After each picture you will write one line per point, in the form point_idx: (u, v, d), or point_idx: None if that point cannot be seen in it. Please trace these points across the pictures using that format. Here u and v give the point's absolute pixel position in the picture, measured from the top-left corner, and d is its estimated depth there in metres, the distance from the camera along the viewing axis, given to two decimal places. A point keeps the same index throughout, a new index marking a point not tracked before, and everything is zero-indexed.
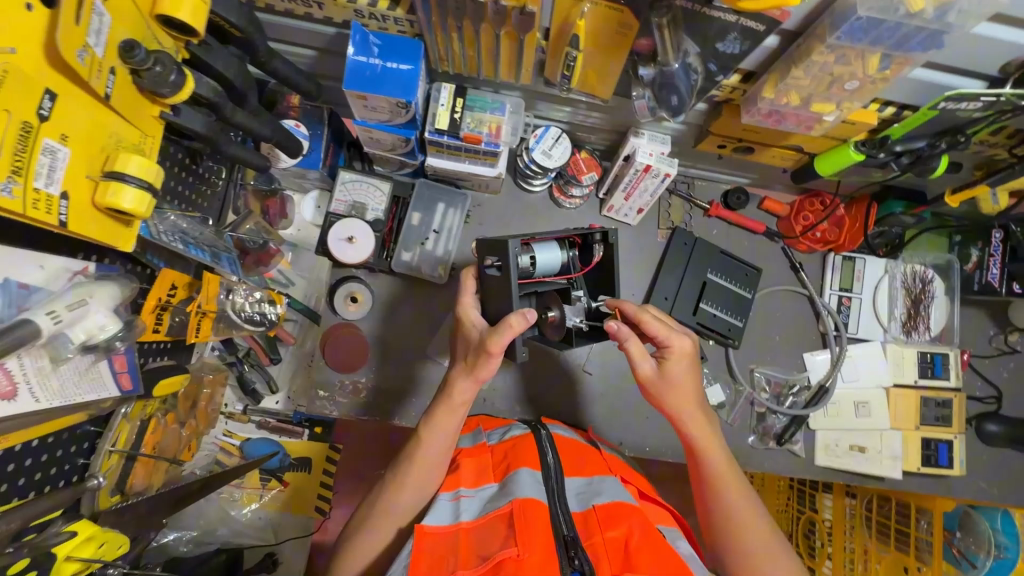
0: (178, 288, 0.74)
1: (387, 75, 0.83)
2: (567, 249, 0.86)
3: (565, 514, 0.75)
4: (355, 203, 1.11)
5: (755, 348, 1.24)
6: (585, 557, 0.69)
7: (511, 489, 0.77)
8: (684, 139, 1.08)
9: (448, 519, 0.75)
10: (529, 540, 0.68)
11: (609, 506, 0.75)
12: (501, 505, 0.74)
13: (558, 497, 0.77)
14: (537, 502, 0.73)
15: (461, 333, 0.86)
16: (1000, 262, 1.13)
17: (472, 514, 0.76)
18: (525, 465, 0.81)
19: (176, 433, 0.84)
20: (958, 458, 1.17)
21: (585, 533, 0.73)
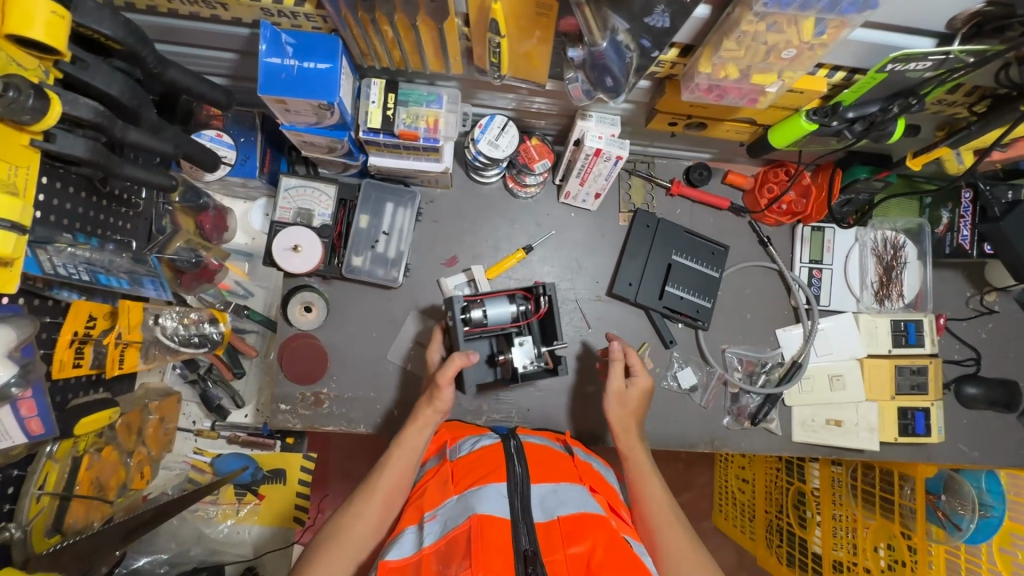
0: (97, 319, 0.73)
1: (304, 76, 0.78)
2: (516, 302, 1.00)
3: (527, 528, 0.71)
4: (300, 210, 1.06)
5: (726, 328, 1.20)
6: (542, 571, 0.65)
7: (471, 505, 0.73)
8: (636, 119, 1.03)
9: (410, 549, 0.72)
10: (486, 562, 0.64)
11: (572, 517, 0.71)
12: (460, 524, 0.71)
13: (521, 509, 0.73)
14: (497, 519, 0.70)
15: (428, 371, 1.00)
16: (970, 223, 1.10)
17: (433, 537, 0.72)
18: (490, 479, 0.78)
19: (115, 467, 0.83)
20: (935, 425, 1.15)
21: (547, 545, 0.69)
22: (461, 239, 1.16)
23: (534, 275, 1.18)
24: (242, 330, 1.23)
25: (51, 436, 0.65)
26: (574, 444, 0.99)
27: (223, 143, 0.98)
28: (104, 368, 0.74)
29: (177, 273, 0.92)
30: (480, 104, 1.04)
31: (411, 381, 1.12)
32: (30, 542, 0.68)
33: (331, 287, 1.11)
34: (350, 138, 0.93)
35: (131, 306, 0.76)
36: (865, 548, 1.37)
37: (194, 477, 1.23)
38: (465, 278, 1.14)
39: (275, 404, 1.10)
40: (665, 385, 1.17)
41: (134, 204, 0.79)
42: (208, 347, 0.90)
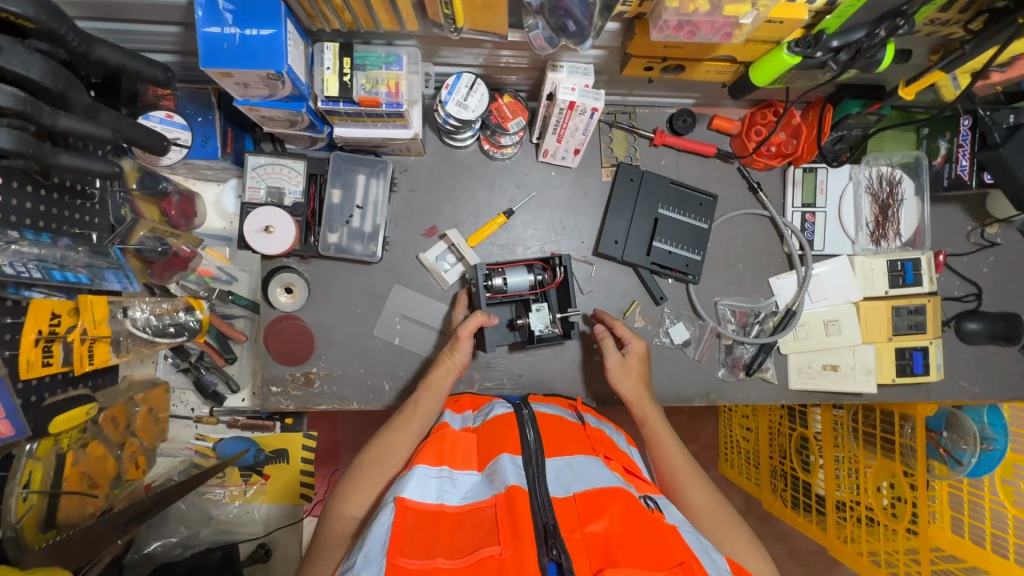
0: (62, 316, 0.70)
1: (247, 45, 0.74)
2: (535, 271, 1.06)
3: (545, 501, 0.70)
4: (270, 188, 1.03)
5: (718, 280, 1.17)
6: (562, 545, 0.64)
7: (494, 479, 0.74)
8: (610, 67, 0.97)
9: (431, 498, 0.72)
10: (512, 538, 0.65)
11: (590, 492, 0.71)
12: (484, 497, 0.72)
13: (539, 482, 0.73)
14: (519, 490, 0.69)
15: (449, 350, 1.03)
16: (969, 152, 1.05)
17: (455, 501, 0.73)
18: (507, 452, 0.78)
19: (104, 459, 0.83)
20: (934, 363, 1.13)
21: (565, 521, 0.68)
22: (440, 208, 1.13)
23: (517, 239, 1.15)
24: (230, 316, 1.22)
25: (22, 437, 0.64)
26: (585, 411, 1.00)
27: (174, 123, 0.93)
28: (75, 365, 0.73)
29: (147, 262, 0.89)
30: (445, 63, 0.98)
31: (401, 355, 1.11)
32: (23, 539, 0.68)
33: (310, 267, 1.09)
34: (310, 109, 0.89)
35: (93, 299, 0.74)
36: (868, 487, 1.39)
37: (198, 462, 1.25)
38: (443, 246, 1.11)
39: (266, 387, 1.09)
40: (658, 342, 1.15)
41: (91, 195, 0.78)
42: (184, 335, 0.93)
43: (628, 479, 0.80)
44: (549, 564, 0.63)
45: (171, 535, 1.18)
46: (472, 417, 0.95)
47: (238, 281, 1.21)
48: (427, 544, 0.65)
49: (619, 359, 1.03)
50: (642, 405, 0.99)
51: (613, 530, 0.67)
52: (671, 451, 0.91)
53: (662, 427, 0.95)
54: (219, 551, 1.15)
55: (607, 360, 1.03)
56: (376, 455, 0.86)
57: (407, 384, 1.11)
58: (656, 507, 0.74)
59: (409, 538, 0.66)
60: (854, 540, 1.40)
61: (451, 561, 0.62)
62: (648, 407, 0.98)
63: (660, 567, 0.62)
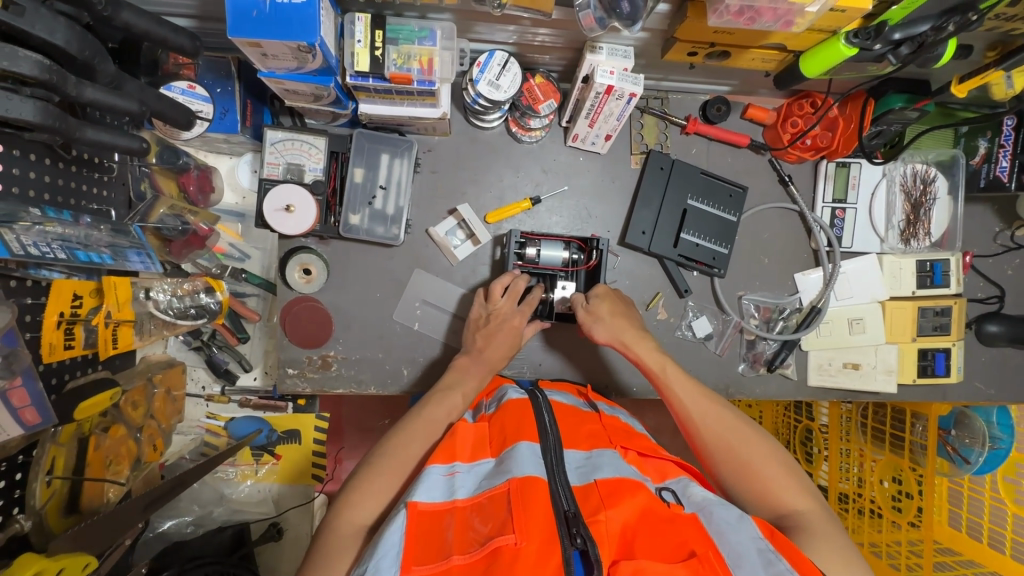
0: (83, 297, 0.69)
1: (278, 13, 0.69)
2: (570, 250, 1.07)
3: (564, 491, 0.70)
4: (289, 165, 0.99)
5: (743, 274, 1.16)
6: (586, 533, 0.63)
7: (508, 467, 0.73)
8: (650, 50, 0.93)
9: (441, 495, 0.71)
10: (528, 528, 0.63)
11: (611, 481, 0.71)
12: (497, 484, 0.71)
13: (556, 472, 0.73)
14: (538, 481, 0.69)
15: (492, 342, 0.98)
16: (1010, 153, 1.02)
17: (467, 491, 0.72)
18: (524, 439, 0.78)
19: (124, 442, 0.82)
20: (955, 366, 1.14)
21: (586, 507, 0.68)
22: (464, 191, 1.09)
23: (542, 226, 1.12)
24: (242, 294, 1.20)
25: (49, 424, 0.64)
26: (597, 399, 1.00)
27: (196, 95, 0.89)
28: (99, 348, 0.72)
29: (166, 240, 0.85)
30: (478, 39, 0.93)
31: (420, 341, 1.09)
32: (48, 526, 0.69)
33: (330, 248, 1.06)
34: (337, 84, 0.84)
35: (117, 282, 0.71)
36: (871, 480, 1.42)
37: (210, 441, 1.23)
38: (453, 222, 1.08)
39: (281, 369, 1.07)
40: (680, 335, 1.14)
41: (109, 168, 0.74)
42: (205, 318, 0.91)
43: (643, 468, 0.79)
44: (574, 554, 0.63)
45: (185, 513, 1.18)
46: (487, 405, 0.93)
47: (251, 258, 1.17)
48: (441, 542, 0.64)
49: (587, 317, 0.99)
50: (642, 348, 0.96)
51: (630, 522, 0.67)
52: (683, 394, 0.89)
53: (670, 366, 0.92)
54: (231, 529, 1.15)
55: (579, 316, 1.01)
56: (401, 443, 0.82)
57: (426, 371, 1.09)
58: (675, 498, 0.73)
59: (419, 541, 0.64)
60: (854, 531, 1.43)
61: (466, 557, 0.62)
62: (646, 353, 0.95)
63: (673, 560, 0.62)
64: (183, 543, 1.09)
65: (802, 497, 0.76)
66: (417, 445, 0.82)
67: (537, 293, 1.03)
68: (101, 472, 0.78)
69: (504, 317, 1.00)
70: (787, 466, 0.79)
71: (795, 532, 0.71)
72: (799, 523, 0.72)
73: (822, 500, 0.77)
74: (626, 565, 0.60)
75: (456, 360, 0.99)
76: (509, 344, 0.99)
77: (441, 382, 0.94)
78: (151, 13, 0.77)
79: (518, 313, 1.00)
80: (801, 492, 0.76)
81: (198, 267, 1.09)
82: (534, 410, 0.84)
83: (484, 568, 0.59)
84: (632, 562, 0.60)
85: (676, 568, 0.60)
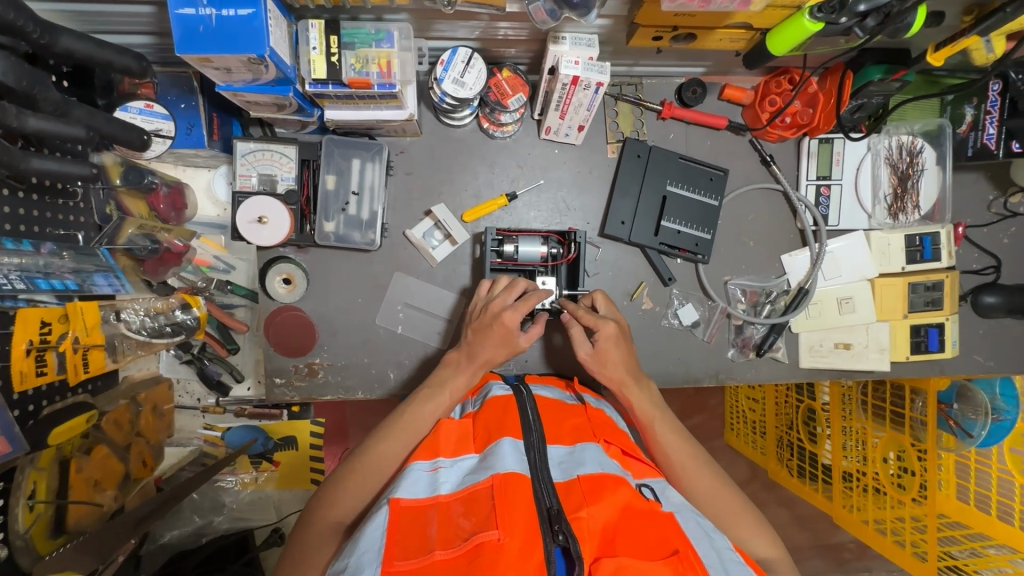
0: (52, 324, 0.69)
1: (222, 27, 0.68)
2: (549, 244, 1.04)
3: (547, 489, 0.70)
4: (262, 176, 0.99)
5: (729, 258, 1.14)
6: (568, 530, 0.63)
7: (491, 462, 0.72)
8: (615, 37, 0.91)
9: (424, 492, 0.71)
10: (510, 523, 0.63)
11: (593, 477, 0.70)
12: (480, 480, 0.70)
13: (540, 469, 0.72)
14: (520, 478, 0.69)
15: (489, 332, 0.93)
16: (997, 119, 0.98)
17: (450, 487, 0.71)
18: (507, 435, 0.77)
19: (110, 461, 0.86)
20: (950, 340, 1.11)
21: (569, 504, 0.67)
22: (438, 191, 1.08)
23: (520, 221, 1.11)
24: (230, 306, 1.17)
25: (21, 451, 0.64)
26: (583, 391, 0.99)
27: (155, 114, 0.88)
28: (70, 374, 0.72)
29: (138, 259, 0.88)
30: (439, 36, 0.92)
31: (405, 344, 1.09)
32: (34, 547, 0.71)
33: (308, 256, 1.06)
34: (297, 93, 0.83)
35: (83, 307, 0.72)
36: (874, 457, 1.38)
37: (209, 450, 1.25)
38: (430, 223, 1.07)
39: (270, 378, 1.08)
40: (666, 324, 1.13)
41: (73, 193, 0.75)
42: (183, 334, 0.94)
43: (626, 464, 0.79)
44: (555, 550, 0.63)
45: (186, 524, 1.21)
46: (472, 402, 0.93)
47: (236, 270, 1.16)
48: (423, 537, 0.64)
49: (591, 350, 0.96)
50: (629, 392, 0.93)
51: (611, 518, 0.66)
52: (669, 442, 0.88)
53: (657, 415, 0.91)
54: (234, 535, 1.18)
55: (580, 353, 0.97)
56: (385, 442, 0.82)
57: (412, 372, 1.09)
58: (653, 495, 0.73)
59: (401, 537, 0.64)
60: (858, 509, 1.40)
61: (447, 551, 0.61)
62: (634, 392, 0.93)
63: (656, 556, 0.62)
64: (188, 554, 1.11)
65: (768, 546, 0.78)
66: (401, 442, 0.83)
67: (539, 295, 0.94)
68: (85, 493, 0.81)
69: (495, 314, 0.93)
70: (757, 516, 0.81)
71: None
72: None
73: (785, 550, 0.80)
74: (607, 561, 0.59)
75: (449, 354, 0.98)
76: (503, 345, 0.93)
77: (431, 379, 0.94)
78: (108, 33, 0.77)
79: (510, 308, 0.93)
80: (772, 543, 0.78)
81: (183, 281, 1.10)
82: (518, 404, 0.84)
83: (465, 564, 0.59)
84: (614, 559, 0.60)
85: (657, 565, 0.59)
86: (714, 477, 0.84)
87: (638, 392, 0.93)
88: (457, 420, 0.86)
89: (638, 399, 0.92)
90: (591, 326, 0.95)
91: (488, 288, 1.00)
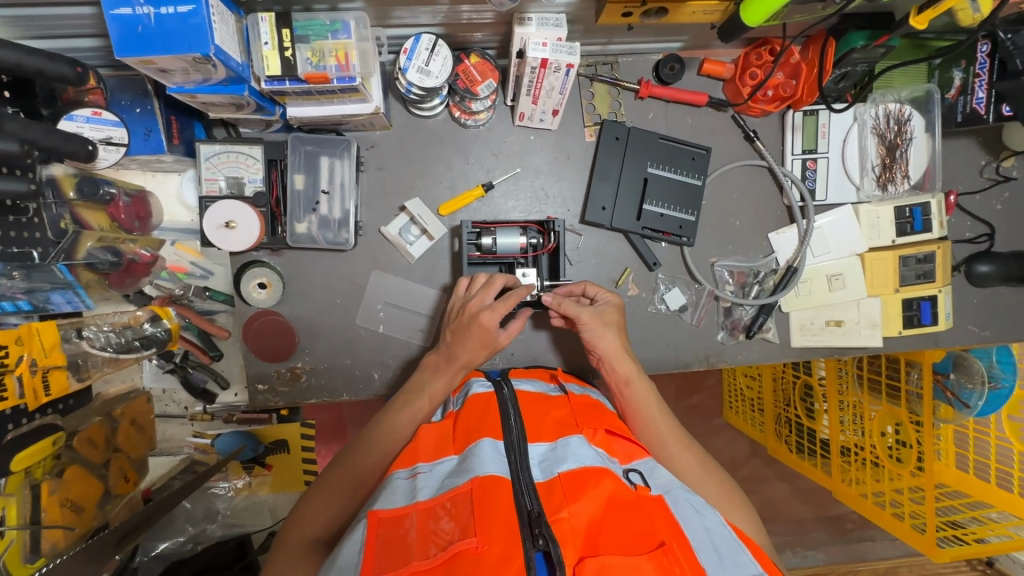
0: (9, 347, 0.67)
1: (163, 26, 0.65)
2: (528, 234, 1.01)
3: (528, 489, 0.66)
4: (229, 179, 0.96)
5: (715, 239, 1.11)
6: (548, 533, 0.60)
7: (470, 465, 0.69)
8: (584, 15, 0.87)
9: (402, 500, 0.67)
10: (489, 529, 0.60)
11: (574, 472, 0.67)
12: (459, 484, 0.66)
13: (521, 470, 0.69)
14: (500, 480, 0.65)
15: (471, 332, 0.90)
16: (986, 82, 0.96)
17: (428, 492, 0.68)
18: (486, 435, 0.74)
19: (81, 480, 0.88)
20: (943, 312, 1.09)
21: (550, 504, 0.64)
22: (413, 185, 1.05)
23: (499, 212, 1.07)
24: (210, 312, 1.15)
25: None
26: (567, 382, 0.97)
27: (104, 121, 0.82)
28: (31, 397, 0.70)
29: (102, 274, 0.88)
30: (400, 24, 0.88)
31: (387, 343, 1.07)
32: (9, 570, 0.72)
33: (283, 259, 1.04)
34: (253, 91, 0.80)
35: (40, 328, 0.71)
36: (872, 432, 1.36)
37: (200, 458, 1.24)
38: (405, 219, 1.04)
39: (252, 385, 1.06)
40: (653, 310, 1.10)
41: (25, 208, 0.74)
42: (153, 347, 0.94)
43: (611, 450, 0.76)
44: (536, 555, 0.59)
45: (179, 534, 1.21)
46: (453, 399, 0.89)
47: (214, 274, 1.13)
48: (402, 546, 0.60)
49: (592, 311, 0.94)
50: (624, 367, 0.92)
51: (594, 514, 0.63)
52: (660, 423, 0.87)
53: (649, 394, 0.90)
54: (232, 541, 1.17)
55: (580, 317, 0.94)
56: (363, 454, 0.82)
57: (396, 371, 1.07)
58: (641, 480, 0.71)
59: (379, 549, 0.60)
60: (858, 483, 1.38)
61: (428, 560, 0.58)
62: (630, 368, 0.92)
63: (641, 550, 0.58)
64: (184, 561, 1.11)
65: (751, 528, 0.78)
66: (380, 454, 0.83)
67: (518, 292, 0.92)
68: (61, 514, 0.83)
69: (473, 314, 0.90)
70: (741, 499, 0.81)
71: None
72: None
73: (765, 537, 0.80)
74: (591, 563, 0.56)
75: (427, 358, 0.96)
76: (483, 344, 0.90)
77: (410, 384, 0.92)
78: (52, 37, 0.74)
79: (488, 308, 0.90)
80: (755, 526, 0.79)
81: (159, 289, 1.09)
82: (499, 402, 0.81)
83: None
84: (597, 558, 0.57)
85: (642, 561, 0.56)
86: (702, 460, 0.84)
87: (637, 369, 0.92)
88: (437, 422, 0.83)
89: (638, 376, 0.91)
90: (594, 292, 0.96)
91: (467, 286, 0.97)
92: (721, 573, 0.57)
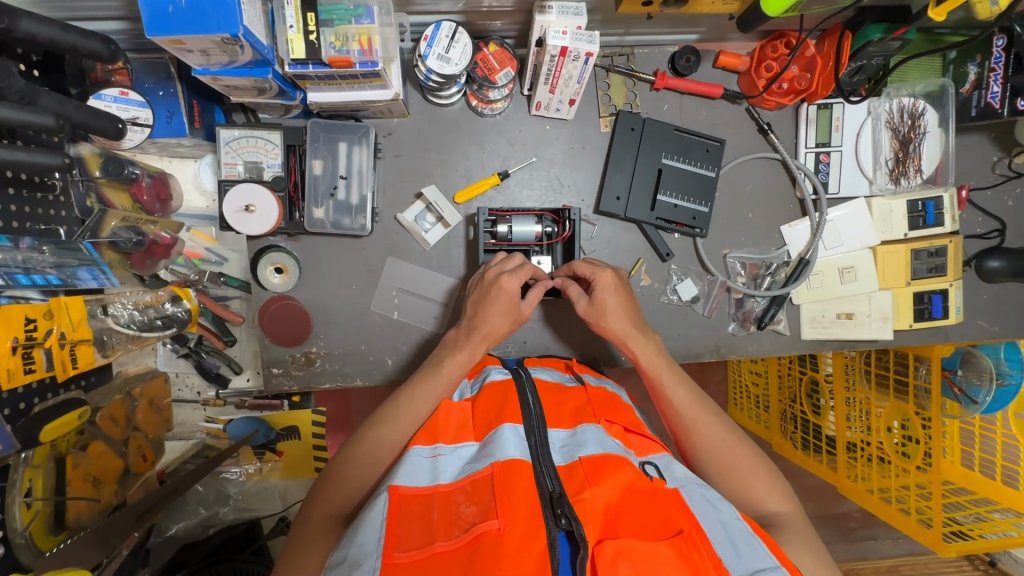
0: (37, 320, 0.69)
1: (193, 6, 0.66)
2: (544, 222, 1.03)
3: (549, 472, 0.67)
4: (247, 163, 0.97)
5: (728, 231, 1.12)
6: (571, 513, 0.60)
7: (490, 449, 0.69)
8: (603, 4, 0.88)
9: (422, 479, 0.68)
10: (511, 512, 0.60)
11: (595, 457, 0.68)
12: (480, 468, 0.67)
13: (541, 454, 0.69)
14: (522, 464, 0.66)
15: (495, 296, 0.90)
16: (1001, 76, 0.95)
17: (448, 475, 0.68)
18: (507, 421, 0.74)
19: (99, 456, 0.89)
20: (954, 307, 1.09)
21: (570, 487, 0.65)
22: (429, 172, 1.06)
23: (513, 200, 1.08)
24: (224, 298, 1.16)
25: (12, 450, 0.68)
26: (582, 372, 0.97)
27: (131, 101, 0.86)
28: (59, 370, 0.73)
29: (125, 253, 0.90)
30: (421, 11, 0.89)
31: (401, 329, 1.08)
32: (35, 544, 0.74)
33: (299, 244, 1.05)
34: (277, 75, 0.81)
35: (69, 303, 0.73)
36: (878, 427, 1.36)
37: (212, 443, 1.24)
38: (421, 206, 1.05)
39: (267, 369, 1.07)
40: (665, 300, 1.11)
41: (53, 186, 0.76)
42: (174, 326, 0.97)
43: (628, 442, 0.77)
44: (559, 534, 0.60)
45: (192, 517, 1.23)
46: (469, 386, 0.90)
47: (229, 261, 1.13)
48: (422, 527, 0.61)
49: (588, 306, 0.94)
50: (637, 346, 0.90)
51: (614, 499, 0.64)
52: (678, 398, 0.86)
53: (664, 368, 0.88)
54: (242, 525, 1.15)
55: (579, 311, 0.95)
56: (380, 429, 0.81)
57: (410, 358, 1.08)
58: (657, 473, 0.71)
59: (401, 527, 0.61)
60: (864, 479, 1.37)
61: (449, 542, 0.58)
62: (643, 348, 0.90)
63: (659, 537, 0.59)
64: (198, 543, 1.11)
65: (782, 499, 0.76)
66: (399, 430, 0.81)
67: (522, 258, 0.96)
68: (83, 488, 0.85)
69: (491, 282, 0.92)
70: (771, 470, 0.79)
71: (778, 535, 0.71)
72: (782, 528, 0.72)
73: (801, 505, 0.77)
74: (611, 543, 0.56)
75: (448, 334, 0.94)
76: (506, 313, 0.91)
77: (428, 359, 0.91)
78: (80, 18, 0.75)
79: (508, 273, 0.92)
80: (784, 497, 0.76)
81: (175, 274, 1.08)
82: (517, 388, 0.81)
83: (465, 555, 0.56)
84: (616, 541, 0.57)
85: (661, 548, 0.57)
86: (727, 431, 0.82)
87: (643, 345, 0.90)
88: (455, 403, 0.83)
89: (645, 352, 0.89)
90: (590, 277, 0.94)
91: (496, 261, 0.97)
92: (738, 564, 0.58)
